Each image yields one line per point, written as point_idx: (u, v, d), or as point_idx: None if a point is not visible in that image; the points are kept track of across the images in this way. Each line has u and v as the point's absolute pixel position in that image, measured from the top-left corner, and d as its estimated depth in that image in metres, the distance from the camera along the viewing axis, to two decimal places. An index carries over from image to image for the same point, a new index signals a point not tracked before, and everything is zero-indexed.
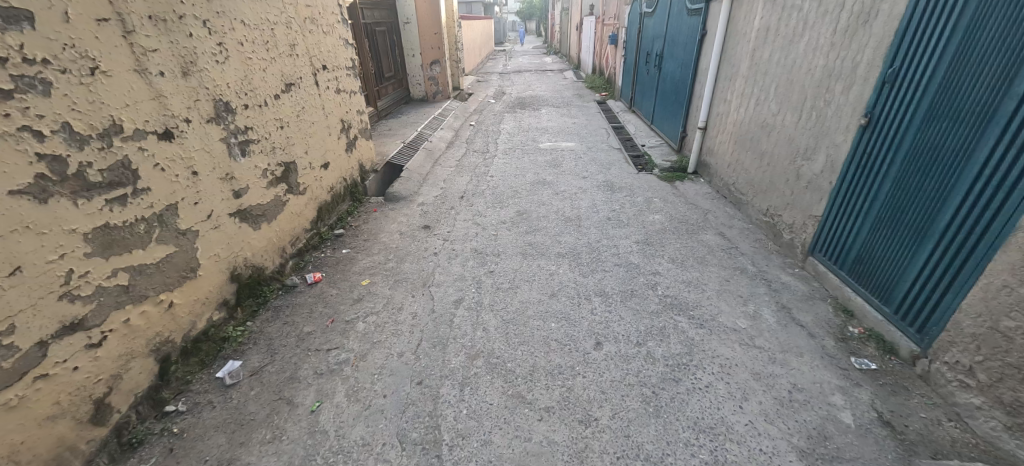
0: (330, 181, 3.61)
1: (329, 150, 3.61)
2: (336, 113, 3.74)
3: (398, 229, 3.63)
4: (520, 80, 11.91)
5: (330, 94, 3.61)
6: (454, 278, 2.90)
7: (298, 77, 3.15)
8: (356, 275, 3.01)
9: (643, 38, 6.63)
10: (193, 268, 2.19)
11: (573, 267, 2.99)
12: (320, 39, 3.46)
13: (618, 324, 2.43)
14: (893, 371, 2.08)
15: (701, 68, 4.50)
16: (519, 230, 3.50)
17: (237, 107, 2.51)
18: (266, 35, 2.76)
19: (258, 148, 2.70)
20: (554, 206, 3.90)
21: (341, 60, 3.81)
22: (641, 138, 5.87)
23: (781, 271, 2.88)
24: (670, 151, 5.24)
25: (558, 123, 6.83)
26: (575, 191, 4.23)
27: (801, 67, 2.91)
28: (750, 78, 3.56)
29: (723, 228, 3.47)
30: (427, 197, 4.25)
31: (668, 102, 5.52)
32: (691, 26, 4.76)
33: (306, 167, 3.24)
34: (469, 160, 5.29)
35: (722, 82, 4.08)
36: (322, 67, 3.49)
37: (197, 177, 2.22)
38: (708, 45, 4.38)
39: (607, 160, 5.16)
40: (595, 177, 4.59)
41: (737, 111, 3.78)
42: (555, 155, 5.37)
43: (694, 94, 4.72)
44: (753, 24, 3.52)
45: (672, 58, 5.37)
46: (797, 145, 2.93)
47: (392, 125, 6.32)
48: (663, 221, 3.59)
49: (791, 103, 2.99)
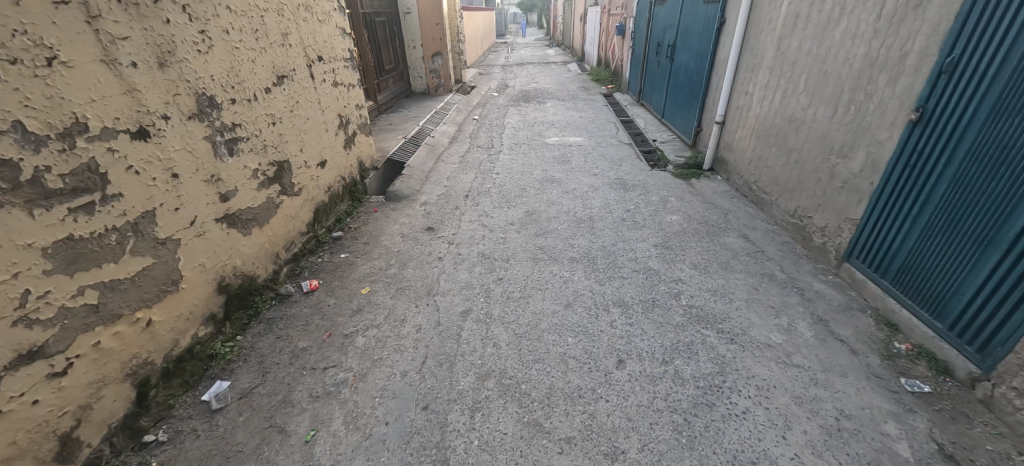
0: (327, 181, 3.40)
1: (327, 147, 3.39)
2: (334, 108, 3.51)
3: (400, 232, 3.42)
4: (524, 73, 11.63)
5: (326, 88, 3.38)
6: (460, 286, 2.70)
7: (291, 69, 2.91)
8: (356, 282, 2.81)
9: (653, 28, 6.38)
10: (174, 281, 1.99)
11: (588, 274, 2.78)
12: (315, 28, 3.22)
13: (640, 339, 2.23)
14: (949, 395, 1.88)
15: (719, 60, 4.26)
16: (529, 232, 3.29)
17: (223, 101, 2.29)
18: (256, 23, 2.54)
19: (248, 146, 2.48)
20: (565, 206, 3.68)
21: (338, 51, 3.57)
22: (652, 132, 5.63)
23: (813, 278, 2.67)
24: (683, 146, 5.01)
25: (565, 117, 6.58)
26: (586, 190, 4.01)
27: (837, 57, 2.67)
28: (776, 69, 3.32)
29: (747, 230, 3.25)
30: (430, 196, 4.03)
31: (680, 95, 5.27)
32: (707, 14, 4.50)
33: (300, 166, 3.02)
34: (474, 156, 5.06)
35: (742, 74, 3.83)
36: (318, 59, 3.26)
37: (178, 180, 2.01)
38: (726, 34, 4.13)
39: (617, 157, 4.93)
40: (607, 174, 4.37)
41: (760, 105, 3.54)
42: (563, 150, 5.13)
43: (710, 86, 4.47)
44: (780, 10, 3.27)
45: (685, 48, 5.12)
46: (831, 142, 2.70)
47: (393, 120, 6.08)
48: (682, 222, 3.38)
49: (825, 96, 2.76)
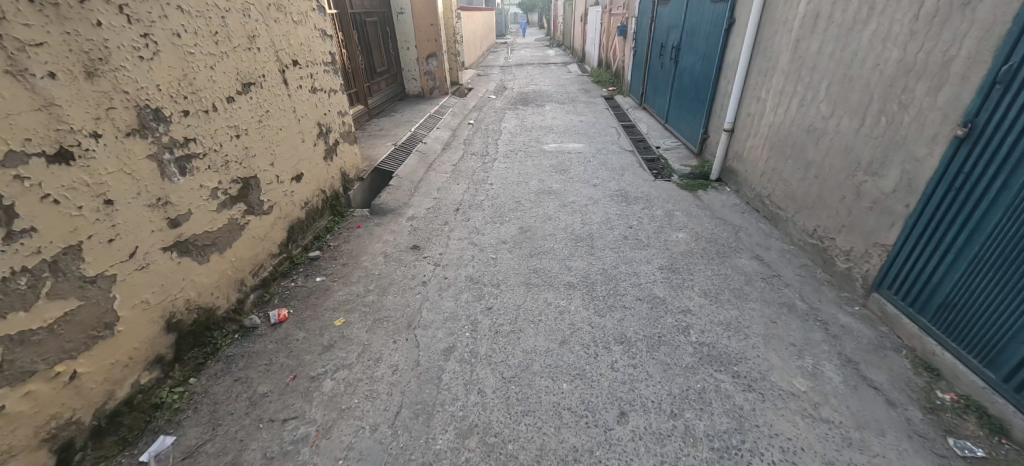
0: (304, 195, 3.13)
1: (303, 159, 3.12)
2: (312, 116, 3.24)
3: (383, 251, 3.15)
4: (522, 74, 11.35)
5: (303, 94, 3.12)
6: (445, 318, 2.42)
7: (260, 75, 2.64)
8: (329, 312, 2.53)
9: (656, 29, 6.10)
10: (107, 324, 1.73)
11: (586, 302, 2.51)
12: (290, 30, 2.95)
13: (645, 385, 1.96)
14: (1009, 461, 1.60)
15: (728, 63, 3.98)
16: (522, 252, 3.02)
17: (174, 114, 2.02)
18: (216, 25, 2.27)
19: (205, 163, 2.21)
20: (562, 221, 3.40)
21: (317, 54, 3.31)
22: (656, 139, 5.36)
23: (838, 310, 2.39)
24: (688, 154, 4.73)
25: (564, 122, 6.30)
26: (585, 203, 3.74)
27: (865, 62, 2.39)
28: (792, 74, 3.04)
29: (760, 250, 2.97)
30: (418, 209, 3.75)
31: (685, 100, 4.99)
32: (715, 14, 4.22)
33: (271, 181, 2.75)
34: (467, 165, 4.79)
35: (754, 78, 3.55)
36: (292, 63, 2.99)
37: (113, 206, 1.74)
38: (736, 36, 3.85)
39: (618, 165, 4.65)
40: (607, 185, 4.09)
41: (774, 112, 3.26)
42: (562, 158, 4.86)
43: (718, 91, 4.19)
44: (797, 10, 2.99)
45: (691, 50, 4.83)
46: (858, 156, 2.42)
47: (384, 125, 5.82)
48: (689, 241, 3.10)
49: (852, 105, 2.48)
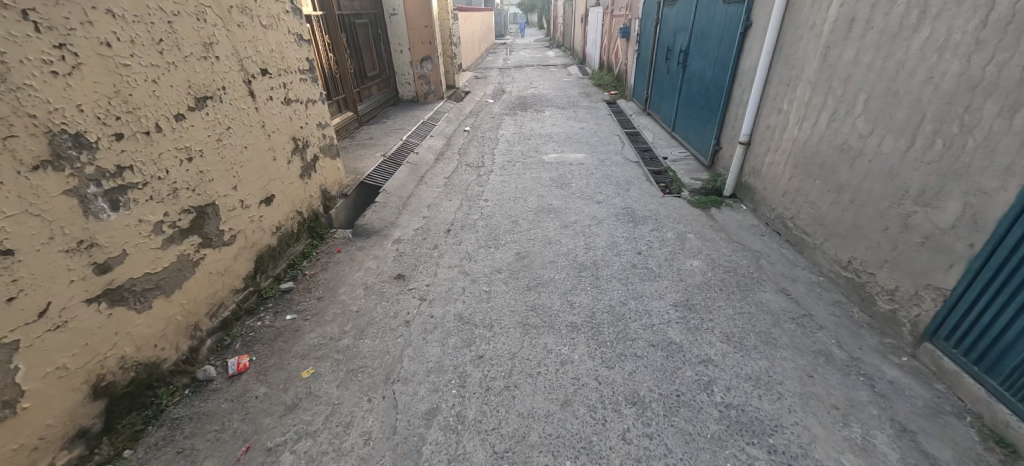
0: (275, 219, 2.80)
1: (274, 179, 2.79)
2: (285, 130, 2.91)
3: (364, 281, 2.82)
4: (521, 77, 11.02)
5: (275, 107, 2.79)
6: (428, 369, 2.10)
7: (220, 87, 2.32)
8: (297, 360, 2.20)
9: (663, 31, 5.77)
10: (6, 402, 1.41)
11: (592, 349, 2.18)
12: (258, 35, 2.63)
13: (664, 463, 1.64)
14: None
15: (743, 70, 3.66)
16: (519, 284, 2.69)
17: (103, 138, 1.70)
18: (159, 32, 1.94)
19: (147, 193, 1.89)
20: (563, 246, 3.08)
21: (292, 61, 2.98)
22: (662, 148, 5.03)
23: (883, 361, 2.07)
24: (698, 166, 4.40)
25: (565, 129, 5.98)
26: (588, 223, 3.41)
27: (915, 74, 2.07)
28: (820, 85, 2.71)
29: (786, 283, 2.65)
30: (406, 230, 3.42)
31: (694, 107, 4.67)
32: (728, 16, 3.90)
33: (234, 207, 2.42)
34: (461, 177, 4.46)
35: (773, 88, 3.22)
36: (261, 72, 2.66)
37: (14, 257, 1.42)
38: (753, 40, 3.52)
39: (623, 178, 4.33)
40: (612, 202, 3.77)
41: (798, 126, 2.94)
42: (562, 170, 4.53)
43: (732, 99, 3.86)
44: (827, 12, 2.67)
45: (700, 54, 4.51)
46: (906, 183, 2.10)
47: (373, 133, 5.50)
48: (706, 272, 2.77)
49: (898, 123, 2.15)
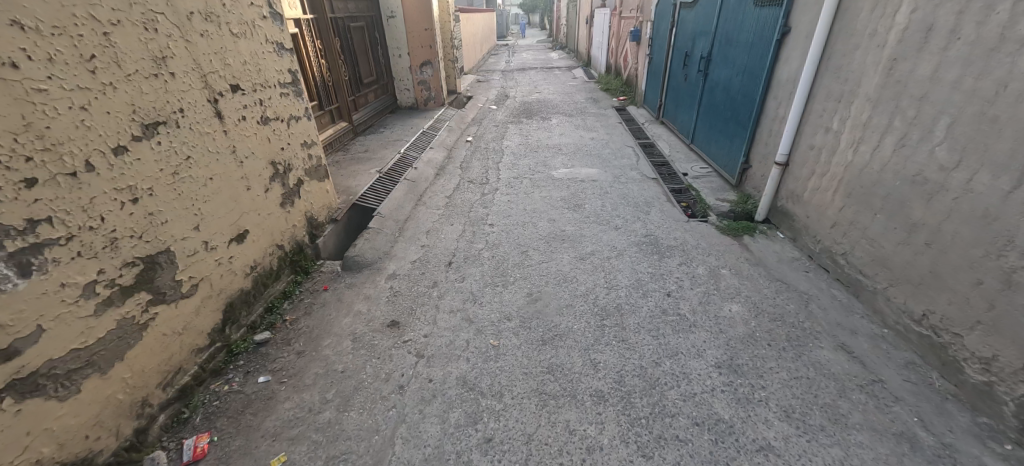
0: (249, 259, 2.41)
1: (248, 212, 2.40)
2: (262, 153, 2.53)
3: (352, 329, 2.43)
4: (524, 80, 10.63)
5: (248, 128, 2.40)
6: (425, 457, 1.72)
7: (176, 109, 1.94)
8: (267, 442, 1.81)
9: (680, 35, 5.37)
10: None
11: (624, 429, 1.80)
12: (227, 45, 2.24)
13: None
14: None
15: (778, 81, 3.27)
16: (532, 337, 2.30)
17: (6, 186, 1.32)
18: (90, 46, 1.56)
19: (72, 249, 1.51)
20: (581, 285, 2.69)
21: (270, 74, 2.59)
22: (681, 163, 4.64)
23: (984, 451, 1.68)
24: (723, 185, 4.01)
25: (574, 139, 5.60)
26: (608, 255, 3.02)
27: (1022, 98, 1.68)
28: (883, 103, 2.33)
29: (846, 336, 2.26)
30: (402, 262, 3.02)
31: (717, 119, 4.28)
32: (760, 20, 3.50)
33: (195, 251, 2.04)
34: (463, 196, 4.08)
35: (820, 103, 2.83)
36: (231, 88, 2.27)
37: None
38: (791, 48, 3.13)
39: (642, 198, 3.93)
40: (632, 228, 3.38)
41: (853, 150, 2.55)
42: (574, 187, 4.14)
43: (765, 113, 3.47)
44: (892, 19, 2.28)
45: (724, 61, 4.12)
46: (1009, 230, 1.72)
47: (368, 146, 5.12)
48: (749, 320, 2.38)
49: (998, 156, 1.77)
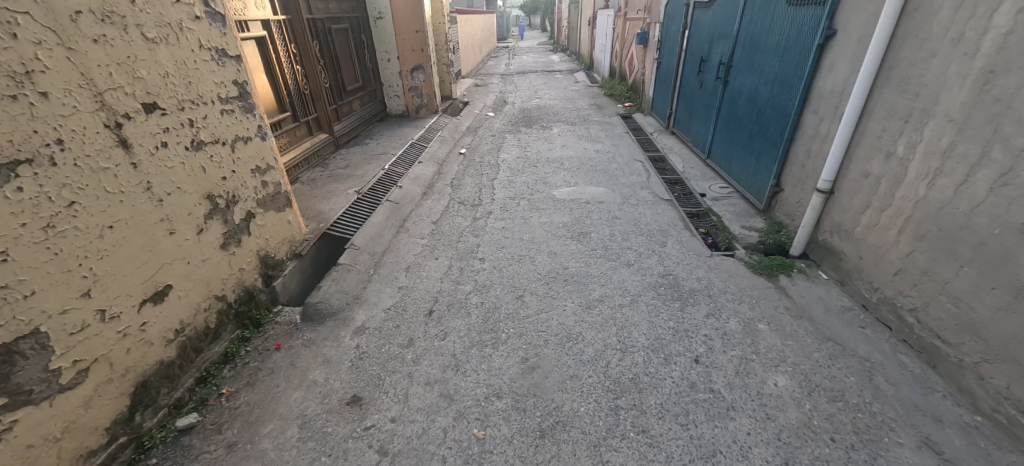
0: (172, 321, 1.92)
1: (171, 262, 1.91)
2: (195, 186, 2.04)
3: (302, 409, 1.94)
4: (524, 84, 10.14)
5: (172, 156, 1.91)
6: None
7: (51, 141, 1.44)
8: None
9: (694, 39, 4.88)
10: None
11: None
12: (137, 52, 1.75)
13: None
14: None
15: (819, 93, 2.78)
16: (528, 424, 1.81)
17: None
18: None
19: None
20: (589, 346, 2.20)
21: (206, 87, 2.10)
22: (697, 181, 4.15)
23: None
24: (749, 209, 3.51)
25: (577, 152, 5.11)
26: (619, 302, 2.52)
27: None
28: (977, 128, 1.83)
29: (930, 428, 1.75)
30: (373, 310, 2.53)
31: (739, 133, 3.78)
32: (796, 21, 3.00)
33: (84, 325, 1.56)
34: (452, 221, 3.58)
35: (879, 122, 2.33)
36: (145, 108, 1.78)
37: None
38: (838, 55, 2.63)
39: (656, 224, 3.43)
40: (647, 265, 2.87)
41: (927, 182, 2.05)
42: (579, 211, 3.65)
43: (801, 131, 2.97)
44: (991, 20, 1.78)
45: (748, 68, 3.62)
46: None
47: (350, 160, 4.63)
48: (802, 401, 1.88)
49: None
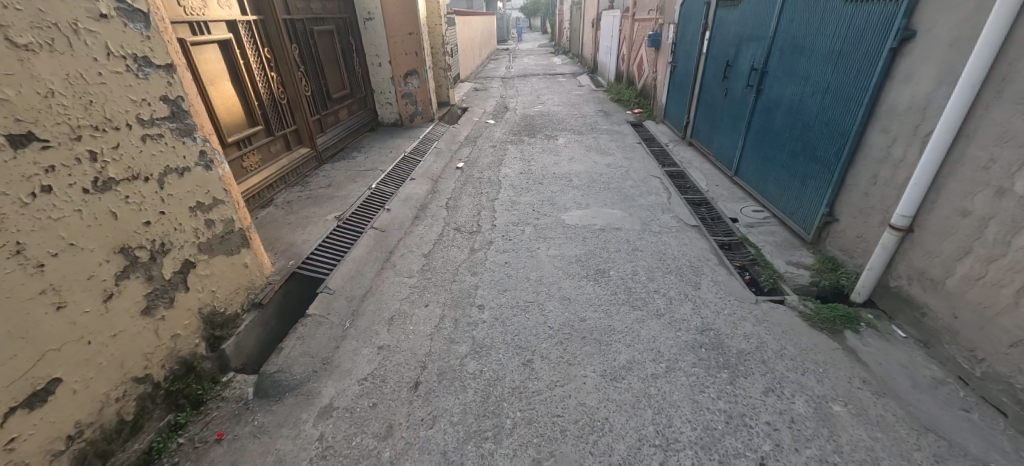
0: (59, 424, 1.42)
1: (58, 346, 1.41)
2: (100, 239, 1.54)
3: None
4: (526, 88, 9.64)
5: (60, 202, 1.41)
6: None
7: None
8: None
9: (717, 41, 4.39)
10: None
11: None
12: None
13: None
14: None
15: (891, 108, 2.28)
16: None
17: None
18: None
19: None
20: (619, 441, 1.69)
21: (119, 107, 1.60)
22: (726, 203, 3.65)
23: None
24: (792, 240, 3.01)
25: (587, 166, 4.61)
26: (652, 370, 2.02)
27: None
28: None
29: None
30: (346, 382, 2.01)
31: (777, 150, 3.28)
32: (856, 20, 2.51)
33: None
34: (447, 253, 3.07)
35: (986, 148, 1.83)
36: (11, 140, 1.28)
37: None
38: (920, 62, 2.13)
39: (685, 258, 2.92)
40: (681, 315, 2.37)
41: None
42: (593, 241, 3.15)
43: (865, 152, 2.47)
44: None
45: (789, 75, 3.13)
46: None
47: (333, 178, 4.12)
48: None
49: None
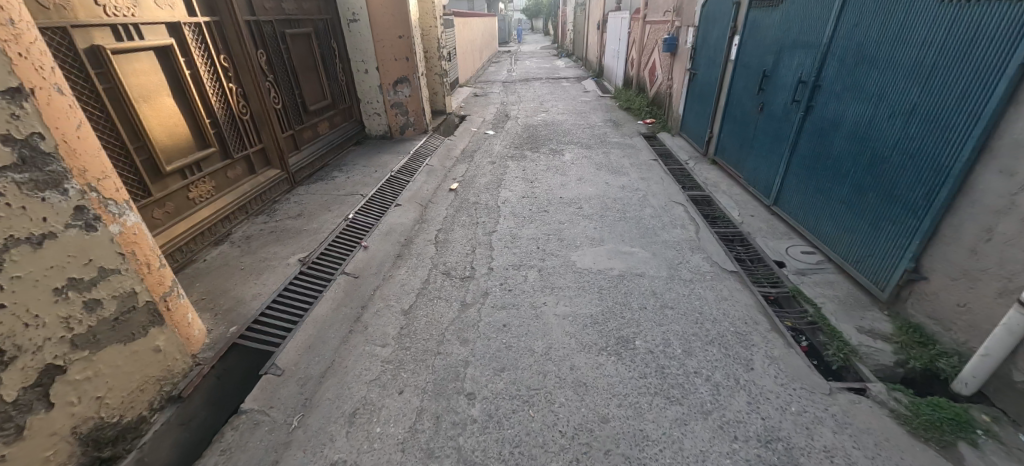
0: None
1: None
2: None
3: None
4: (529, 94, 9.08)
5: None
6: None
7: None
8: None
9: (750, 47, 3.82)
10: None
11: None
12: None
13: None
14: None
15: (1018, 144, 1.71)
16: None
17: None
18: None
19: None
20: None
21: None
22: (768, 240, 3.06)
23: None
24: (859, 297, 2.43)
25: (598, 189, 4.04)
26: None
27: None
28: None
29: None
30: None
31: (836, 181, 2.70)
32: (959, 26, 1.94)
33: None
34: (431, 309, 2.49)
35: None
36: None
37: None
38: None
39: (727, 320, 2.34)
40: (736, 415, 1.78)
41: None
42: (610, 293, 2.57)
43: (972, 197, 1.89)
44: None
45: (853, 92, 2.56)
46: None
47: (305, 205, 3.55)
48: None
49: None
